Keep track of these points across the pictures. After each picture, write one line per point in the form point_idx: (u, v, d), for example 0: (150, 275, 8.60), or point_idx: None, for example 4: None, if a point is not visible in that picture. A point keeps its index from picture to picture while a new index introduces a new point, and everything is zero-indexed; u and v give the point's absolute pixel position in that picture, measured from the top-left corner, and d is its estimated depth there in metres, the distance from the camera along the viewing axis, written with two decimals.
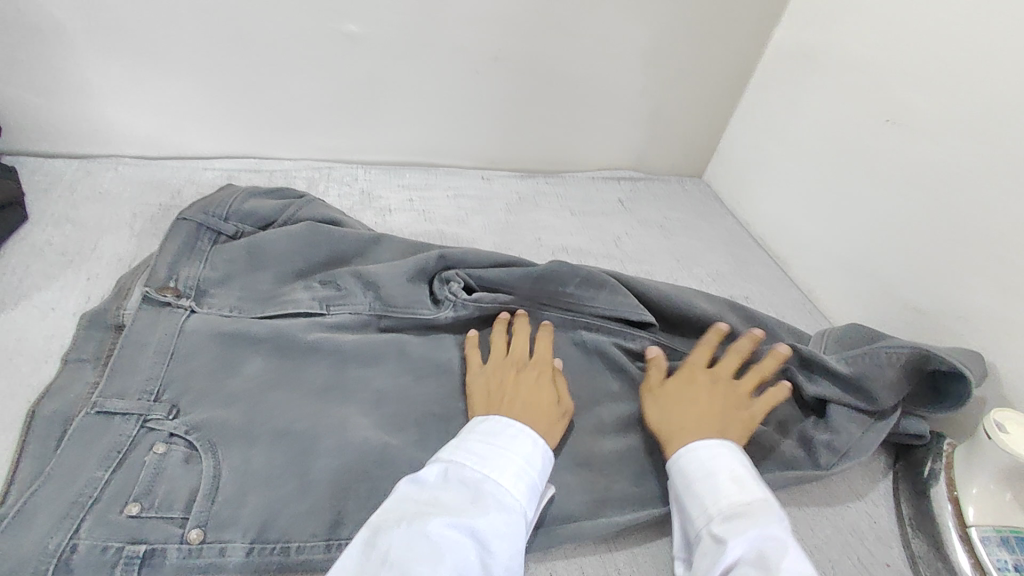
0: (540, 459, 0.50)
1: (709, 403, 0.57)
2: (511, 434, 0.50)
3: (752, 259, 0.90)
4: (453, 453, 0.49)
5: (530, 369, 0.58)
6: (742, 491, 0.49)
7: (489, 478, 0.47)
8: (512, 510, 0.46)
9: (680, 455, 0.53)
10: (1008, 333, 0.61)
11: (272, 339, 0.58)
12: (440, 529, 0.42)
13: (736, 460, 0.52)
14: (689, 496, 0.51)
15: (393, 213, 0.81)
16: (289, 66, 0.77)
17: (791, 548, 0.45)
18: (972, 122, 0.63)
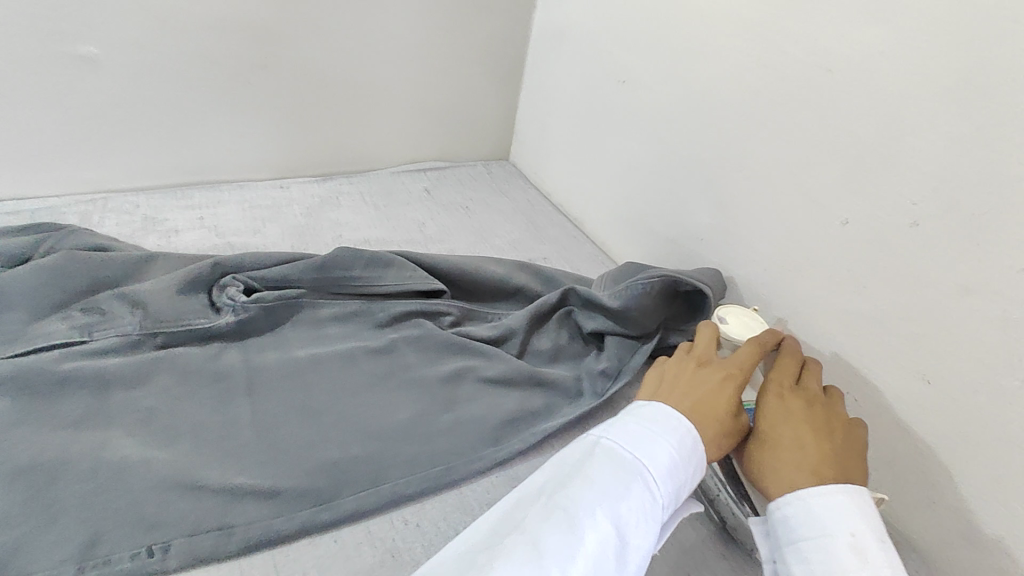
0: (693, 457, 0.45)
1: (806, 428, 0.49)
2: (675, 429, 0.46)
3: (549, 225, 0.97)
4: (608, 432, 0.45)
5: (708, 371, 0.53)
6: (874, 568, 0.38)
7: (644, 462, 0.43)
8: (656, 504, 0.42)
9: (785, 500, 0.43)
10: (734, 244, 0.71)
11: (16, 377, 0.54)
12: (583, 509, 0.39)
13: (858, 519, 0.41)
14: (793, 556, 0.41)
15: (179, 234, 0.79)
16: (27, 97, 0.73)
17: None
18: (676, 72, 0.74)
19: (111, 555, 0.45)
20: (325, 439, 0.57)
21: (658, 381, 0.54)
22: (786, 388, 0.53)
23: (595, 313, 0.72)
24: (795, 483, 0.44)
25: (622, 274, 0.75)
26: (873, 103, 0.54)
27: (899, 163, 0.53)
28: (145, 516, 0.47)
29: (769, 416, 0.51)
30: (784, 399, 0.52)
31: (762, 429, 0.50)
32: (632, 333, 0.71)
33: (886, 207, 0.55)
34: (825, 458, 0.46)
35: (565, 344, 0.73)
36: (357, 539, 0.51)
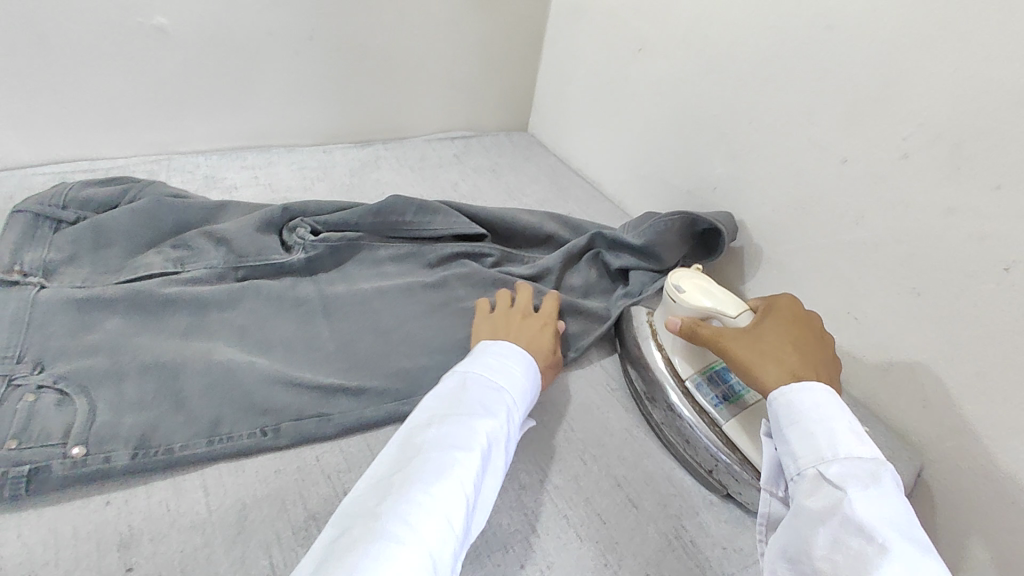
0: (533, 380, 0.56)
1: (806, 346, 0.56)
2: (519, 360, 0.56)
3: (571, 185, 1.06)
4: (475, 368, 0.53)
5: (534, 320, 0.65)
6: (876, 459, 0.44)
7: (506, 390, 0.52)
8: (515, 421, 0.51)
9: (795, 395, 0.50)
10: (742, 191, 0.80)
11: (128, 298, 0.62)
12: (470, 428, 0.47)
13: (855, 420, 0.48)
14: (797, 434, 0.48)
15: (239, 189, 0.87)
16: (104, 64, 0.80)
17: (906, 526, 0.41)
18: (690, 39, 0.83)
19: (233, 432, 0.54)
20: (395, 351, 0.65)
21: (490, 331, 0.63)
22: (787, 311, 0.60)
23: (621, 251, 0.81)
24: (797, 378, 0.52)
25: (640, 219, 0.84)
26: (870, 55, 0.63)
27: (894, 105, 0.62)
28: (256, 404, 0.56)
29: (772, 329, 0.57)
30: (791, 321, 0.58)
31: (769, 335, 0.57)
32: (655, 267, 0.80)
33: (882, 144, 0.64)
34: (814, 368, 0.54)
35: (595, 281, 0.81)
36: None
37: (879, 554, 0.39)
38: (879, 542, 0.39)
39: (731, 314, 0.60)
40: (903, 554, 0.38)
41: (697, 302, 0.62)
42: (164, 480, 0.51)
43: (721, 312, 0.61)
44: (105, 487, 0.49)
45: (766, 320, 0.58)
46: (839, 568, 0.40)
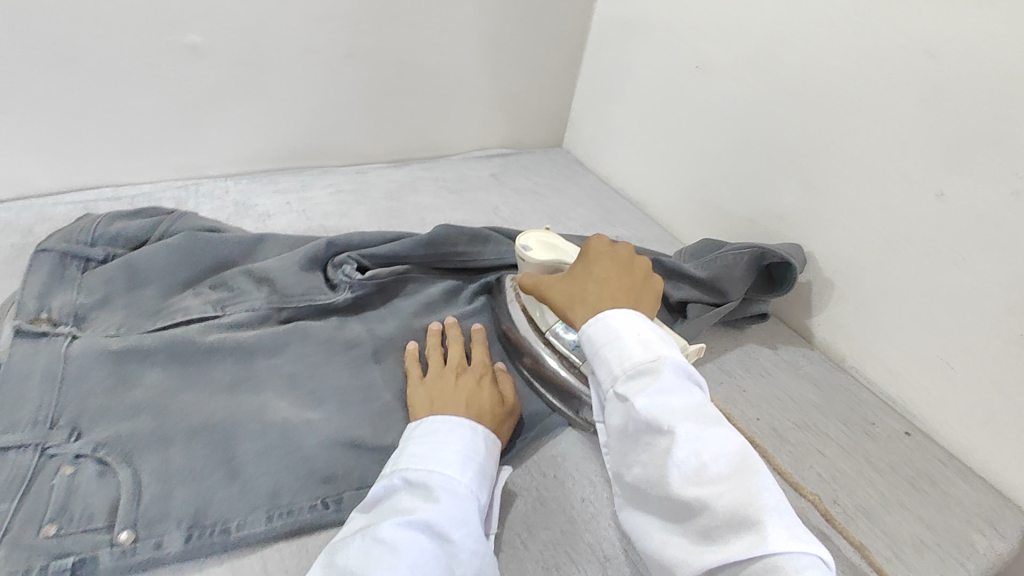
0: (484, 448, 0.52)
1: (611, 278, 0.57)
2: (445, 428, 0.51)
3: (616, 208, 1.01)
4: (399, 461, 0.49)
5: (470, 373, 0.59)
6: (655, 354, 0.48)
7: (437, 470, 0.48)
8: (460, 497, 0.47)
9: (588, 325, 0.52)
10: (813, 220, 0.75)
11: (169, 348, 0.57)
12: (394, 531, 0.43)
13: (639, 321, 0.51)
14: (596, 358, 0.51)
15: (273, 217, 0.82)
16: (133, 84, 0.76)
17: (692, 406, 0.46)
18: (756, 56, 0.78)
19: (293, 505, 0.49)
20: None
21: (431, 395, 0.57)
22: (597, 250, 0.61)
23: (680, 283, 0.74)
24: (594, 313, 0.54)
25: (701, 249, 0.80)
26: (972, 78, 0.58)
27: (1000, 134, 0.57)
28: (314, 472, 0.51)
29: (581, 273, 0.59)
30: (599, 258, 0.60)
31: (580, 275, 0.59)
32: (718, 303, 0.74)
33: (987, 178, 0.59)
34: (619, 296, 0.55)
35: None
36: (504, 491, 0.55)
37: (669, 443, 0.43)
38: (666, 431, 0.44)
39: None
40: (686, 435, 0.43)
41: (540, 258, 0.67)
42: (221, 564, 0.46)
43: (564, 261, 0.67)
44: None
45: (581, 264, 0.61)
46: (648, 471, 0.44)
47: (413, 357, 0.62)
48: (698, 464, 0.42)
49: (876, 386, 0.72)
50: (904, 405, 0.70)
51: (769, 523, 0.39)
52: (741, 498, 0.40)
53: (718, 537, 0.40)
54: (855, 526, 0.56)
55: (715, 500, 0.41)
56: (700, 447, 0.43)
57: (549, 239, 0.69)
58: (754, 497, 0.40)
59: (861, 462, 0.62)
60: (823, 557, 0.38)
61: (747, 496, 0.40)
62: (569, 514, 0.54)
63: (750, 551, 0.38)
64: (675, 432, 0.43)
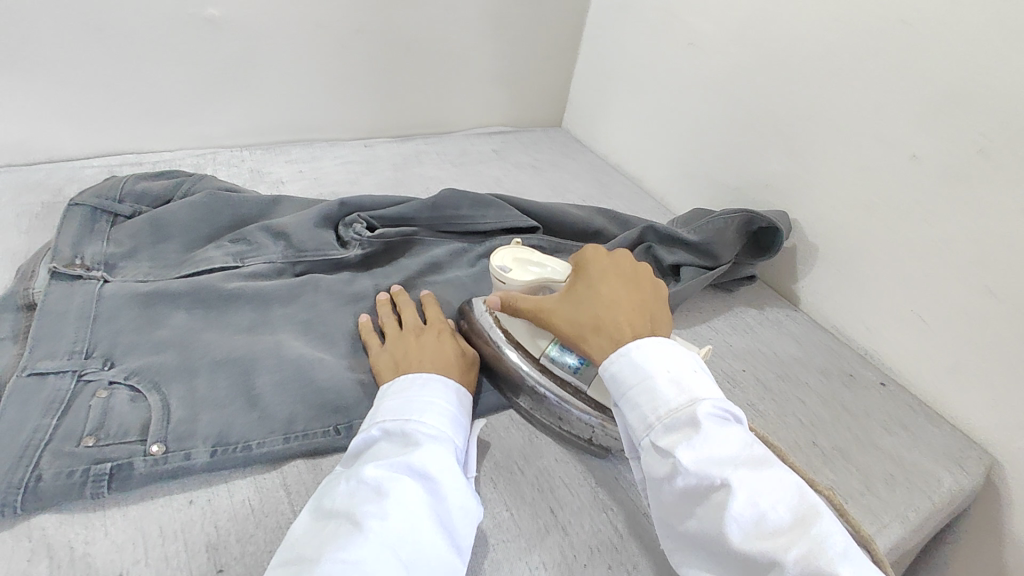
0: (458, 396, 0.53)
1: (623, 297, 0.55)
2: (419, 382, 0.52)
3: (613, 182, 1.05)
4: (376, 415, 0.50)
5: (429, 333, 0.60)
6: (689, 395, 0.45)
7: (414, 418, 0.48)
8: (439, 440, 0.47)
9: (613, 361, 0.49)
10: (798, 187, 0.79)
11: (192, 293, 0.61)
12: (375, 476, 0.43)
13: (669, 357, 0.48)
14: (627, 403, 0.47)
15: (285, 183, 0.86)
16: (154, 55, 0.80)
17: (743, 453, 0.43)
18: (746, 32, 0.82)
19: (309, 430, 0.53)
20: None
21: (392, 360, 0.57)
22: (597, 263, 0.58)
23: (674, 247, 0.77)
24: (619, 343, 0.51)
25: (693, 216, 0.83)
26: (945, 47, 0.62)
27: (970, 98, 0.61)
28: (328, 402, 0.55)
29: (588, 290, 0.56)
30: (602, 276, 0.57)
31: (586, 300, 0.56)
32: (710, 266, 0.77)
33: (959, 140, 0.62)
34: (635, 317, 0.53)
35: None
36: (504, 424, 0.60)
37: (725, 497, 0.41)
38: (720, 484, 0.41)
39: (561, 280, 0.63)
40: (743, 487, 0.41)
41: (525, 279, 0.63)
42: (244, 478, 0.50)
43: (548, 278, 0.63)
44: (185, 485, 0.49)
45: (582, 284, 0.57)
46: (704, 526, 0.41)
47: (369, 328, 0.63)
48: (762, 518, 0.40)
49: (855, 343, 0.76)
50: (882, 360, 0.74)
51: (840, 572, 0.36)
52: (807, 548, 0.38)
53: None
54: (832, 462, 0.60)
55: (781, 553, 0.38)
56: (752, 495, 0.41)
57: (526, 256, 0.65)
58: (820, 546, 0.38)
59: (839, 409, 0.66)
60: None
61: (810, 545, 0.38)
62: (563, 447, 0.59)
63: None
64: (732, 488, 0.41)
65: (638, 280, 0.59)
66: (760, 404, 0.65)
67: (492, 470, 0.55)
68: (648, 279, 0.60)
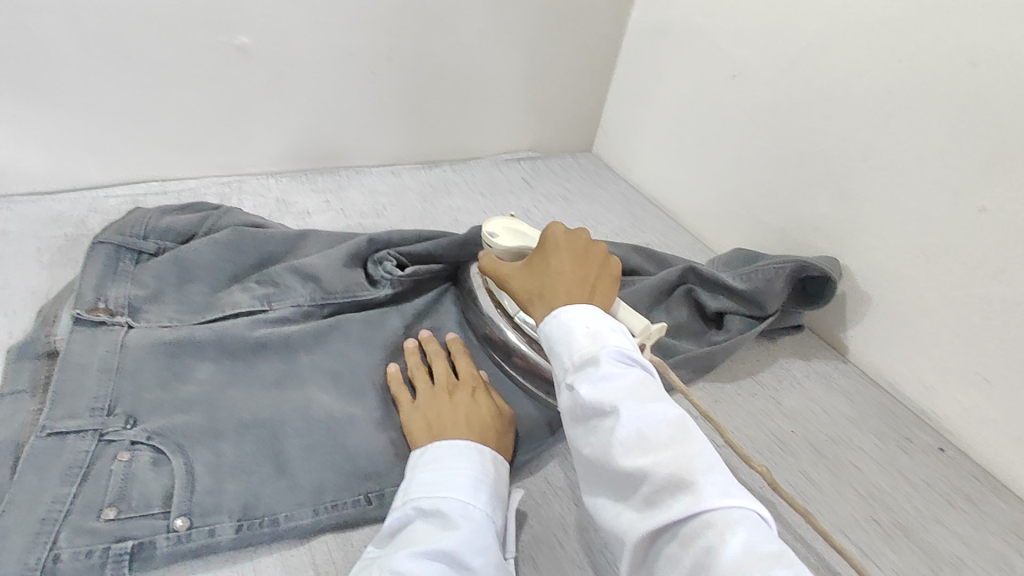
0: (494, 471, 0.51)
1: (571, 270, 0.53)
2: (454, 453, 0.50)
3: (646, 214, 1.01)
4: (410, 491, 0.47)
5: (463, 389, 0.57)
6: (601, 339, 0.45)
7: (451, 498, 0.46)
8: (476, 523, 0.45)
9: (543, 323, 0.48)
10: (848, 232, 0.75)
11: (217, 343, 0.58)
12: (413, 565, 0.40)
13: (587, 309, 0.48)
14: (549, 352, 0.47)
15: (312, 215, 0.84)
16: (182, 84, 0.78)
17: (640, 387, 0.42)
18: (796, 67, 0.78)
19: (338, 499, 0.50)
20: None
21: (426, 419, 0.55)
22: (553, 240, 0.56)
23: (717, 292, 0.75)
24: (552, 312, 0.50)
25: (735, 259, 0.81)
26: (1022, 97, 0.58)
27: None
28: (359, 468, 0.52)
29: (541, 265, 0.54)
30: (554, 248, 0.55)
31: (537, 270, 0.54)
32: (756, 315, 0.74)
33: None
34: (579, 290, 0.51)
35: (686, 321, 0.74)
36: (540, 490, 0.57)
37: (613, 423, 0.40)
38: (611, 411, 0.40)
39: None
40: (630, 410, 0.40)
41: (506, 245, 0.63)
42: (272, 555, 0.47)
43: (531, 249, 0.63)
44: (210, 564, 0.46)
45: (539, 254, 0.56)
46: (597, 455, 0.40)
47: (398, 379, 0.60)
48: (643, 438, 0.39)
49: (908, 401, 0.72)
50: (939, 422, 0.70)
51: (707, 485, 0.35)
52: (682, 464, 0.37)
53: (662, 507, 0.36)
54: (893, 541, 0.56)
55: (656, 468, 0.37)
56: (640, 420, 0.40)
57: (517, 225, 0.65)
58: (693, 464, 0.37)
59: (897, 478, 0.62)
60: (760, 514, 0.35)
61: (686, 462, 0.37)
62: None
63: (687, 511, 0.35)
64: (619, 412, 0.40)
65: (591, 254, 0.55)
66: (812, 472, 0.61)
67: (530, 544, 0.52)
68: (605, 253, 0.56)
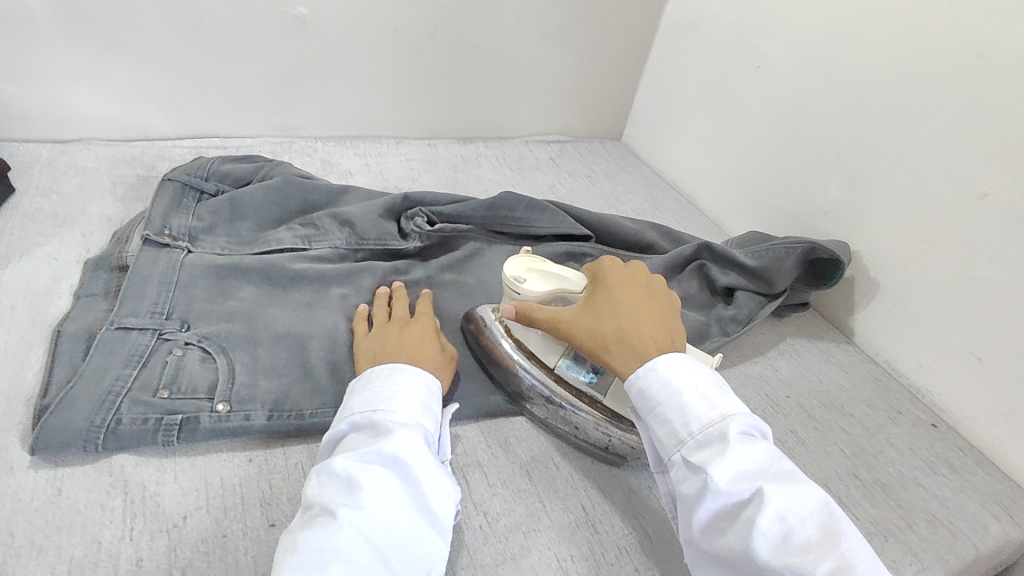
0: (427, 381, 0.51)
1: (643, 310, 0.55)
2: (385, 372, 0.50)
3: (666, 197, 1.06)
4: (345, 409, 0.48)
5: (411, 326, 0.59)
6: (723, 413, 0.46)
7: (381, 408, 0.47)
8: (409, 427, 0.46)
9: (639, 378, 0.50)
10: (856, 217, 0.78)
11: (262, 270, 0.65)
12: (346, 465, 0.42)
13: (694, 375, 0.49)
14: (656, 417, 0.48)
15: (353, 175, 0.91)
16: (245, 48, 0.86)
17: (771, 470, 0.44)
18: (815, 58, 0.81)
19: None
20: None
21: (373, 347, 0.56)
22: (617, 279, 0.58)
23: (728, 269, 0.78)
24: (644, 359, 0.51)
25: (747, 239, 0.84)
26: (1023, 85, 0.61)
27: None
28: None
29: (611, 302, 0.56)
30: (621, 288, 0.57)
31: (602, 315, 0.55)
32: (764, 292, 0.76)
33: None
34: (658, 332, 0.53)
35: (695, 294, 0.77)
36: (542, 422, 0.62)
37: (754, 512, 0.41)
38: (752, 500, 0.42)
39: (576, 289, 0.62)
40: (773, 500, 0.42)
41: (539, 289, 0.62)
42: (298, 444, 0.54)
43: (564, 288, 0.62)
44: (244, 444, 0.52)
45: (602, 294, 0.57)
46: (732, 542, 0.42)
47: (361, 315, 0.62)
48: (788, 532, 0.41)
49: (905, 380, 0.75)
50: (934, 399, 0.72)
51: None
52: (834, 564, 0.39)
53: None
54: (870, 495, 0.59)
55: (808, 568, 0.39)
56: (782, 511, 0.41)
57: (537, 264, 0.63)
58: (846, 563, 0.39)
59: (883, 443, 0.65)
60: None
61: (839, 561, 0.39)
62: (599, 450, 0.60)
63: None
64: (762, 503, 0.41)
65: (655, 293, 0.58)
66: (800, 430, 0.65)
67: (527, 464, 0.56)
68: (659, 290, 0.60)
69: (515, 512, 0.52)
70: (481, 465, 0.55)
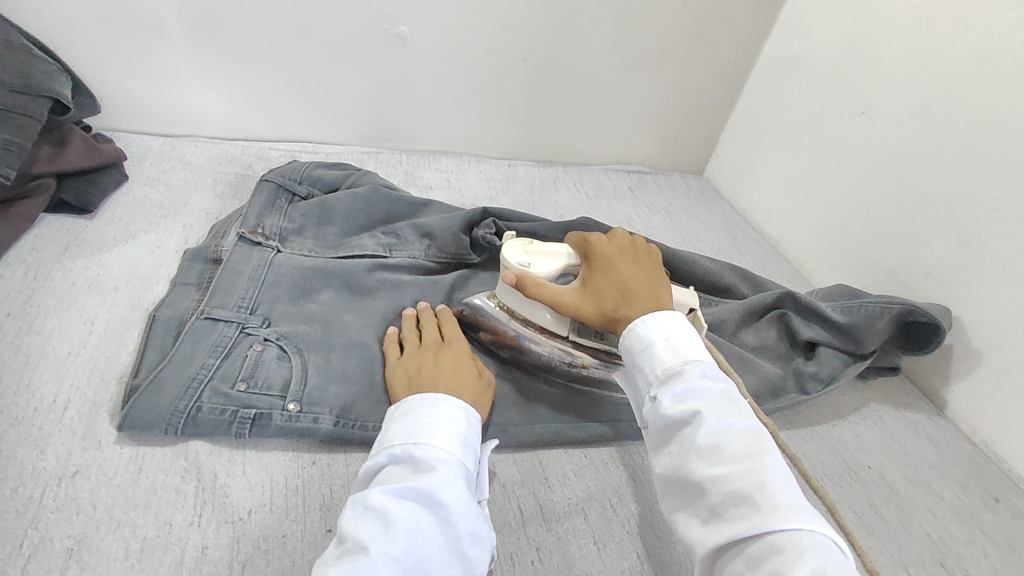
0: (467, 415, 0.50)
1: (628, 276, 0.55)
2: (427, 402, 0.50)
3: (747, 239, 1.02)
4: (385, 439, 0.48)
5: (448, 351, 0.57)
6: (683, 356, 0.46)
7: (422, 443, 0.46)
8: (448, 464, 0.45)
9: (623, 336, 0.50)
10: (962, 281, 0.72)
11: (342, 276, 0.67)
12: (382, 502, 0.42)
13: (668, 322, 0.49)
14: (630, 361, 0.49)
15: (432, 190, 0.93)
16: (346, 61, 0.90)
17: (721, 401, 0.44)
18: (928, 108, 0.77)
19: None
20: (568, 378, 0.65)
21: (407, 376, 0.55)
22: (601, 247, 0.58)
23: (812, 321, 0.74)
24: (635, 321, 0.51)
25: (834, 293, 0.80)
26: None
27: None
28: None
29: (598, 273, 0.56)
30: (609, 258, 0.57)
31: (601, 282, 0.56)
32: (851, 349, 0.73)
33: None
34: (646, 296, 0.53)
35: (772, 343, 0.74)
36: (602, 459, 0.60)
37: (693, 432, 0.42)
38: (692, 422, 0.42)
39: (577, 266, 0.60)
40: (713, 422, 0.42)
41: (546, 267, 0.58)
42: (360, 452, 0.54)
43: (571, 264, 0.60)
44: (311, 447, 0.54)
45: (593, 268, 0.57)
46: (675, 461, 0.42)
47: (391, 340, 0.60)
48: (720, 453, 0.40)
49: (1004, 464, 0.68)
50: None
51: (779, 506, 0.37)
52: (756, 483, 0.38)
53: (729, 518, 0.38)
54: None
55: (728, 483, 0.39)
56: (718, 432, 0.41)
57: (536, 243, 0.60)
58: (767, 482, 0.38)
59: (975, 532, 0.59)
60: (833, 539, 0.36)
61: (759, 481, 0.38)
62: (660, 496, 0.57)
63: (759, 528, 0.36)
64: (701, 424, 0.42)
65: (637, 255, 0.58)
66: (881, 506, 0.60)
67: (583, 501, 0.55)
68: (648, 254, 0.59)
69: (567, 551, 0.50)
70: (536, 496, 0.54)
